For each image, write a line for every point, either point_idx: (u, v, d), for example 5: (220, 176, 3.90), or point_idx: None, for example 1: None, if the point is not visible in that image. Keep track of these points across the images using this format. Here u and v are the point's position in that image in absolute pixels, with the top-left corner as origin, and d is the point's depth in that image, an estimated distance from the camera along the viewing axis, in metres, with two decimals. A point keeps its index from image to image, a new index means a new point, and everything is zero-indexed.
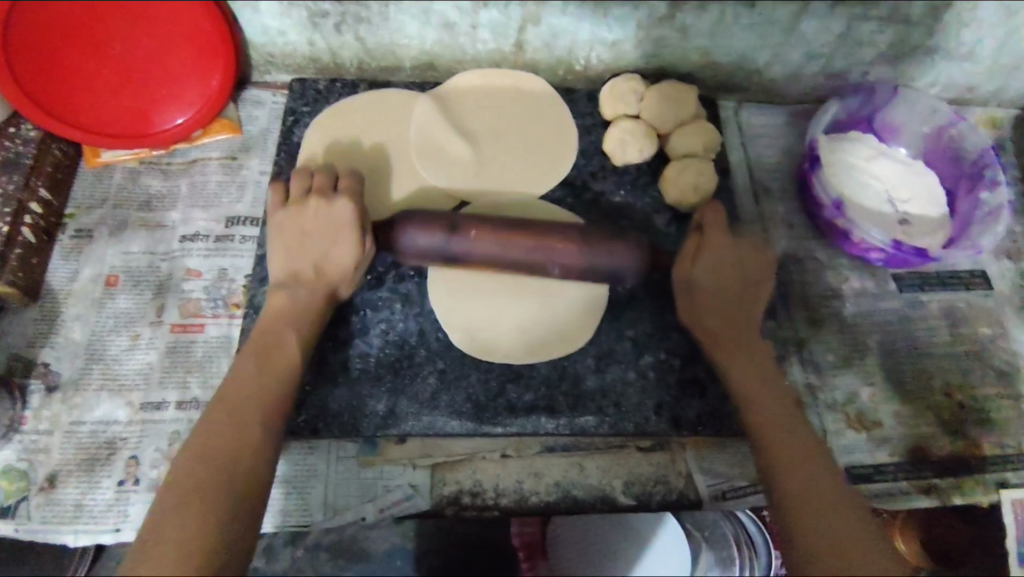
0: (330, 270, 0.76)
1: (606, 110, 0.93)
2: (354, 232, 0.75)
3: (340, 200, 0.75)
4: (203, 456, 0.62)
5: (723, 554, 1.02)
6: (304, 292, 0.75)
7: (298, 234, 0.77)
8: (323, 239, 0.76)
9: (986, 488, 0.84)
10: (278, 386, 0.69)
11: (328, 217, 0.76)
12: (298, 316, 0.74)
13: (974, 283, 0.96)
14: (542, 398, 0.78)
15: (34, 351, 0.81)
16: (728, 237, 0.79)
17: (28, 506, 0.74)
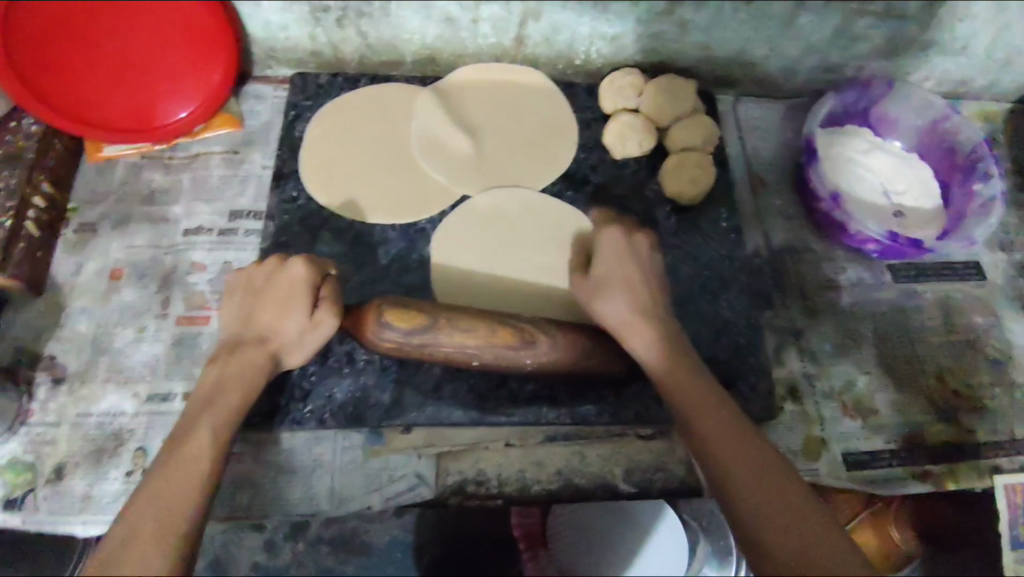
0: (274, 337, 0.72)
1: (606, 104, 0.94)
2: (307, 299, 0.72)
3: (295, 263, 0.73)
4: (140, 502, 0.61)
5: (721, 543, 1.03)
6: (242, 359, 0.71)
7: (250, 296, 0.74)
8: (274, 309, 0.72)
9: (980, 473, 0.86)
10: (224, 420, 0.67)
11: (280, 283, 0.73)
12: (230, 392, 0.69)
13: (967, 273, 0.97)
14: (545, 387, 0.80)
15: (40, 344, 0.81)
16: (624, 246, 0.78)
17: (36, 498, 0.75)
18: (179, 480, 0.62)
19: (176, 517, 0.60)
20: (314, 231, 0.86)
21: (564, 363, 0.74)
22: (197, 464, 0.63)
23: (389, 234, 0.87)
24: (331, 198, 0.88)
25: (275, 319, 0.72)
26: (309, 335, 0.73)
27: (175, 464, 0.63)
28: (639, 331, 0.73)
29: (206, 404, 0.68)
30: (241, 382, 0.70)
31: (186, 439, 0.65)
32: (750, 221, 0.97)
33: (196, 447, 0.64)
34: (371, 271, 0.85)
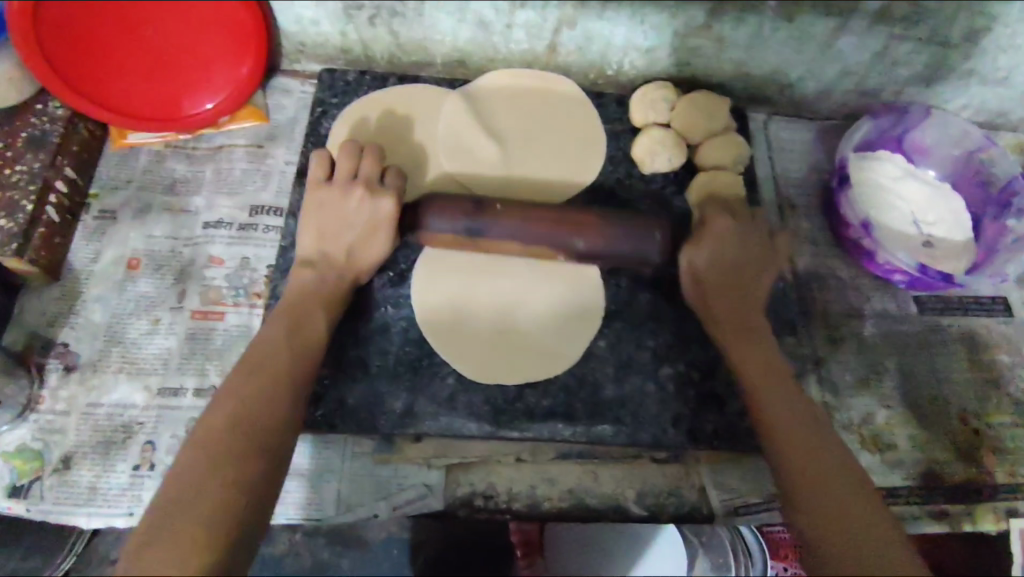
0: (360, 257, 0.77)
1: (636, 116, 0.93)
2: (391, 229, 0.77)
3: (385, 199, 0.77)
4: (216, 421, 0.62)
5: (719, 561, 1.02)
6: (333, 274, 0.76)
7: (328, 217, 0.78)
8: (356, 233, 0.77)
9: (996, 516, 0.84)
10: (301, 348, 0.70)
11: (365, 207, 0.77)
12: (323, 298, 0.75)
13: (994, 309, 0.95)
14: (560, 404, 0.78)
15: (54, 331, 0.81)
16: (729, 220, 0.83)
17: (41, 487, 0.74)
18: (243, 434, 0.61)
19: (273, 426, 0.63)
20: None
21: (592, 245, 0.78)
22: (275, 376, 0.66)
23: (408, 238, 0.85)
24: None
25: (364, 243, 0.77)
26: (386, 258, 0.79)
27: (258, 378, 0.66)
28: (723, 240, 0.82)
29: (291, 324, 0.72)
30: (320, 301, 0.75)
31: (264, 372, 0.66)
32: None
33: (277, 361, 0.68)
34: (390, 275, 0.82)
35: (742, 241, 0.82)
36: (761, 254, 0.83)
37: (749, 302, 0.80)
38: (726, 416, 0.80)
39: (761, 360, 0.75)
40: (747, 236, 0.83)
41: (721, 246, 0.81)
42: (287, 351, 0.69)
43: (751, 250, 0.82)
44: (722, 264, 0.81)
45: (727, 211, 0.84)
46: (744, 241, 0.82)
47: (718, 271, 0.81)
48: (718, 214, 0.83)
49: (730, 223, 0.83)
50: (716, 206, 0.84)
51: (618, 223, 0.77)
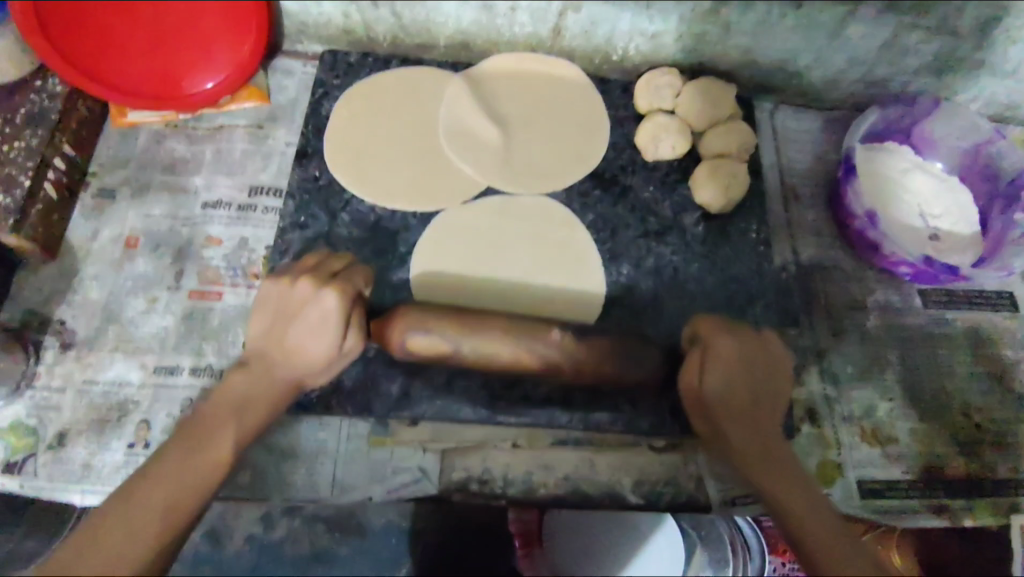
0: (302, 361, 0.66)
1: (641, 103, 0.92)
2: (340, 331, 0.65)
3: (328, 292, 0.65)
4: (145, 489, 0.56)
5: (717, 555, 1.04)
6: (272, 379, 0.65)
7: (277, 315, 0.66)
8: (300, 332, 0.65)
9: (995, 510, 0.83)
10: (232, 435, 0.61)
11: (311, 307, 0.65)
12: (257, 406, 0.64)
13: (1000, 304, 0.94)
14: (558, 390, 0.78)
15: (51, 308, 0.80)
16: (735, 339, 0.69)
17: (35, 464, 0.73)
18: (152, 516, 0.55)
19: (177, 516, 0.56)
20: (334, 213, 0.84)
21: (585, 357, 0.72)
22: (198, 454, 0.59)
23: (408, 221, 0.85)
24: (351, 178, 0.86)
25: (305, 342, 0.65)
26: (337, 362, 0.67)
27: (173, 467, 0.58)
28: (730, 359, 0.68)
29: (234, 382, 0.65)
30: (236, 416, 0.63)
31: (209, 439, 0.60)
32: (779, 235, 0.94)
33: (203, 436, 0.60)
34: (390, 260, 0.82)
35: (756, 353, 0.69)
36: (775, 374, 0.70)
37: (762, 421, 0.68)
38: None
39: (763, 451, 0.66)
40: (753, 354, 0.70)
41: (729, 372, 0.68)
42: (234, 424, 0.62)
43: (760, 367, 0.70)
44: (731, 393, 0.68)
45: (728, 325, 0.70)
46: (750, 357, 0.70)
47: (730, 394, 0.68)
48: (721, 334, 0.70)
49: (736, 337, 0.69)
50: (716, 324, 0.71)
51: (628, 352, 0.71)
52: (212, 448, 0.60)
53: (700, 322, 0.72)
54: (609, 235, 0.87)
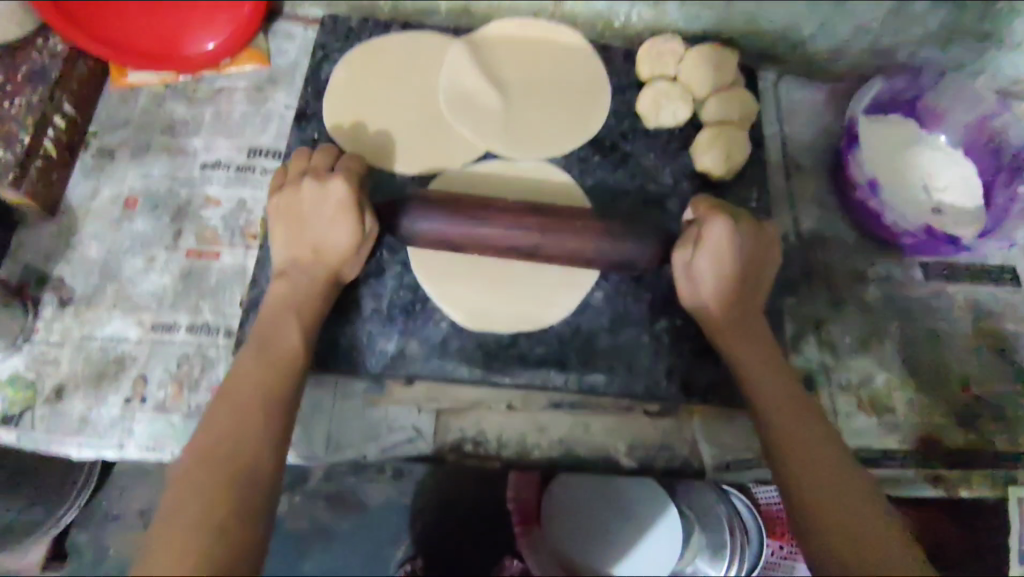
0: (331, 251, 0.73)
1: (643, 70, 0.91)
2: (354, 211, 0.72)
3: (335, 181, 0.72)
4: (189, 475, 0.56)
5: (716, 538, 1.05)
6: (305, 274, 0.72)
7: (291, 219, 0.74)
8: (322, 222, 0.73)
9: (994, 483, 0.82)
10: (277, 386, 0.63)
11: (321, 201, 0.73)
12: (295, 304, 0.70)
13: (1002, 278, 0.93)
14: (553, 352, 0.78)
15: (50, 265, 0.81)
16: (728, 220, 0.73)
17: (33, 416, 0.74)
18: (202, 482, 0.55)
19: (254, 457, 0.57)
20: None
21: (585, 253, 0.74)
22: (251, 403, 0.61)
23: (406, 183, 0.84)
24: (350, 140, 0.85)
25: (327, 235, 0.73)
26: (363, 241, 0.75)
27: (225, 433, 0.58)
28: (719, 237, 0.73)
29: (261, 341, 0.67)
30: (293, 312, 0.70)
31: (232, 399, 0.61)
32: (780, 205, 0.94)
33: (246, 389, 0.62)
34: None
35: (744, 243, 0.74)
36: (755, 265, 0.76)
37: (755, 328, 0.74)
38: (721, 370, 0.79)
39: (746, 356, 0.72)
40: (744, 241, 0.74)
41: (719, 255, 0.74)
42: (254, 384, 0.62)
43: (747, 249, 0.75)
44: (720, 273, 0.74)
45: (722, 211, 0.75)
46: (741, 243, 0.74)
47: (722, 290, 0.74)
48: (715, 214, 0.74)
49: (729, 225, 0.73)
50: (709, 206, 0.77)
51: (607, 234, 0.74)
52: (261, 397, 0.62)
53: (695, 205, 0.79)
54: (608, 200, 0.86)
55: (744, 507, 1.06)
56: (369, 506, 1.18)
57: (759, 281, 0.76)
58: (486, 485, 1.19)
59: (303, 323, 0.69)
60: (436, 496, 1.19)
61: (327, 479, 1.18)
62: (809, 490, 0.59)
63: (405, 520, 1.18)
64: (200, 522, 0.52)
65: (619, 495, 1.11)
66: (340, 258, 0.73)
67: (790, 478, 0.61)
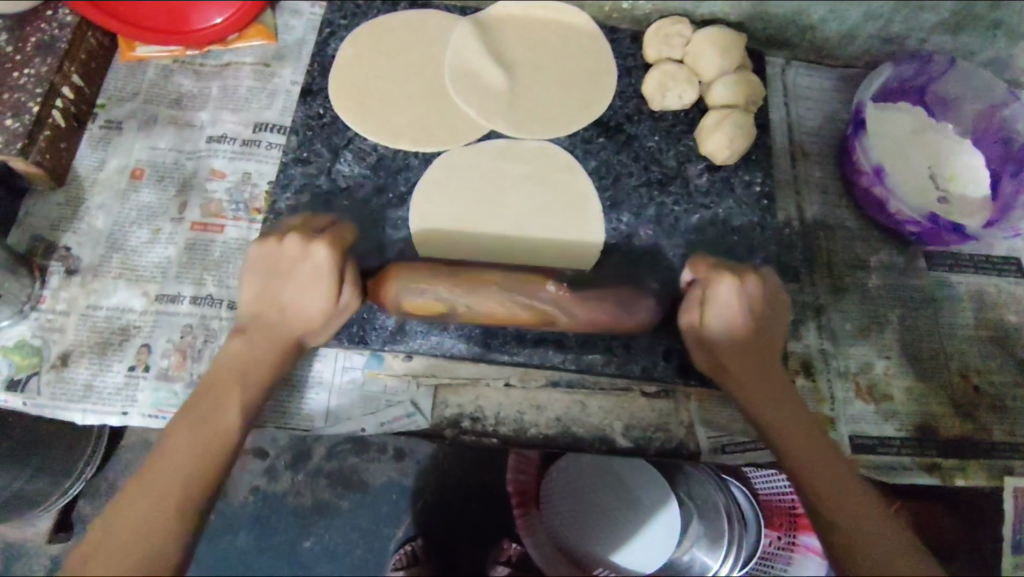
0: (298, 318, 0.70)
1: (650, 52, 0.91)
2: (332, 283, 0.70)
3: (318, 248, 0.70)
4: (95, 548, 0.55)
5: (713, 525, 1.04)
6: (269, 338, 0.70)
7: (268, 274, 0.71)
8: (295, 289, 0.70)
9: (988, 472, 0.83)
10: (207, 456, 0.61)
11: (301, 265, 0.70)
12: (253, 370, 0.68)
13: (1006, 268, 0.93)
14: (552, 331, 0.78)
15: (57, 234, 0.82)
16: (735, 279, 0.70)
17: (39, 382, 0.75)
18: (109, 564, 0.54)
19: (151, 576, 0.54)
20: (337, 151, 0.84)
21: (592, 322, 0.72)
22: (167, 505, 0.58)
23: (410, 161, 0.85)
24: (355, 117, 0.86)
25: (301, 301, 0.70)
26: (334, 318, 0.72)
27: (138, 509, 0.57)
28: (727, 288, 0.70)
29: (200, 420, 0.64)
30: (242, 382, 0.67)
31: (159, 470, 0.60)
32: (785, 190, 0.94)
33: (165, 482, 0.59)
34: (389, 198, 0.83)
35: (754, 292, 0.71)
36: (769, 311, 0.71)
37: (770, 372, 0.70)
38: None
39: (763, 398, 0.68)
40: (752, 300, 0.71)
41: (726, 312, 0.71)
42: (189, 454, 0.61)
43: (756, 306, 0.71)
44: (728, 332, 0.71)
45: (726, 268, 0.72)
46: (752, 302, 0.70)
47: (730, 336, 0.70)
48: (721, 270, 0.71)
49: (736, 284, 0.70)
50: (711, 264, 0.72)
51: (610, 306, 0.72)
52: (176, 498, 0.58)
53: (694, 266, 0.74)
54: (611, 182, 0.86)
55: (745, 498, 1.04)
56: (369, 485, 1.17)
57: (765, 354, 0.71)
58: (485, 467, 1.18)
59: (247, 397, 0.67)
60: (436, 478, 1.18)
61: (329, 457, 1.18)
62: (840, 522, 0.58)
63: (405, 501, 1.18)
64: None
65: (620, 481, 1.08)
66: (307, 327, 0.71)
67: (824, 507, 0.59)
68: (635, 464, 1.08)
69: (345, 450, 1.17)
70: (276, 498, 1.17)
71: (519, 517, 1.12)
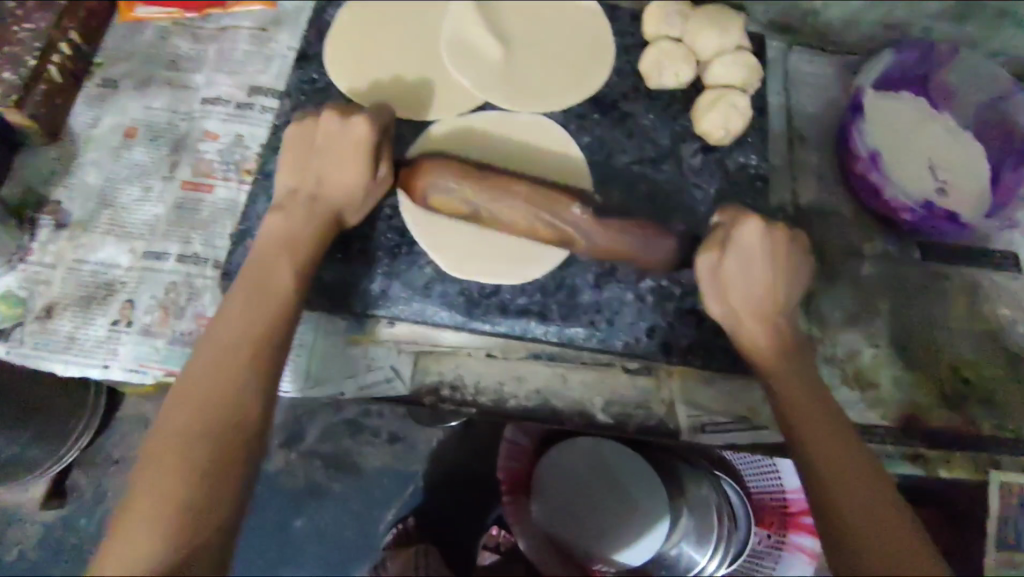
0: (332, 188, 0.71)
1: (649, 30, 0.90)
2: (368, 156, 0.72)
3: (358, 120, 0.72)
4: (179, 406, 0.55)
5: (703, 520, 1.00)
6: (308, 207, 0.70)
7: (306, 147, 0.73)
8: (333, 159, 0.72)
9: (976, 467, 0.81)
10: (267, 308, 0.62)
11: (341, 134, 0.72)
12: (293, 237, 0.68)
13: (1003, 263, 0.91)
14: (535, 303, 0.77)
15: (48, 189, 0.82)
16: (762, 225, 0.70)
17: (23, 331, 0.76)
18: (196, 417, 0.54)
19: (243, 410, 0.55)
20: None
21: (593, 231, 0.74)
22: (241, 355, 0.58)
23: (402, 129, 0.84)
24: (349, 84, 0.86)
25: (337, 170, 0.71)
26: (370, 191, 0.74)
27: (208, 366, 0.57)
28: (742, 239, 0.70)
29: (254, 284, 0.64)
30: (287, 251, 0.67)
31: (223, 331, 0.60)
32: (780, 176, 0.93)
33: (231, 336, 0.59)
34: None
35: (773, 248, 0.70)
36: (788, 268, 0.71)
37: (788, 331, 0.69)
38: (704, 330, 0.78)
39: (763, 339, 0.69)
40: (776, 247, 0.71)
41: (746, 262, 0.70)
42: (245, 314, 0.61)
43: (781, 254, 0.71)
44: (748, 283, 0.70)
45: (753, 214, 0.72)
46: (773, 251, 0.70)
47: (751, 291, 0.70)
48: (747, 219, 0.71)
49: (761, 229, 0.70)
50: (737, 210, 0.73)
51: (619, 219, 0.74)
52: (251, 350, 0.58)
53: (724, 210, 0.74)
54: (603, 158, 0.86)
55: (736, 495, 1.03)
56: (361, 467, 1.17)
57: (784, 302, 0.70)
58: (482, 455, 1.20)
59: (297, 263, 0.67)
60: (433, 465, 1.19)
61: (323, 438, 1.18)
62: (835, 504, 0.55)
63: (394, 484, 1.18)
64: (167, 499, 0.50)
65: (609, 471, 1.05)
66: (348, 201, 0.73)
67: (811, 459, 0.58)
68: (634, 459, 1.05)
69: (339, 432, 1.18)
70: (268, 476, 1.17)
71: (511, 504, 1.10)
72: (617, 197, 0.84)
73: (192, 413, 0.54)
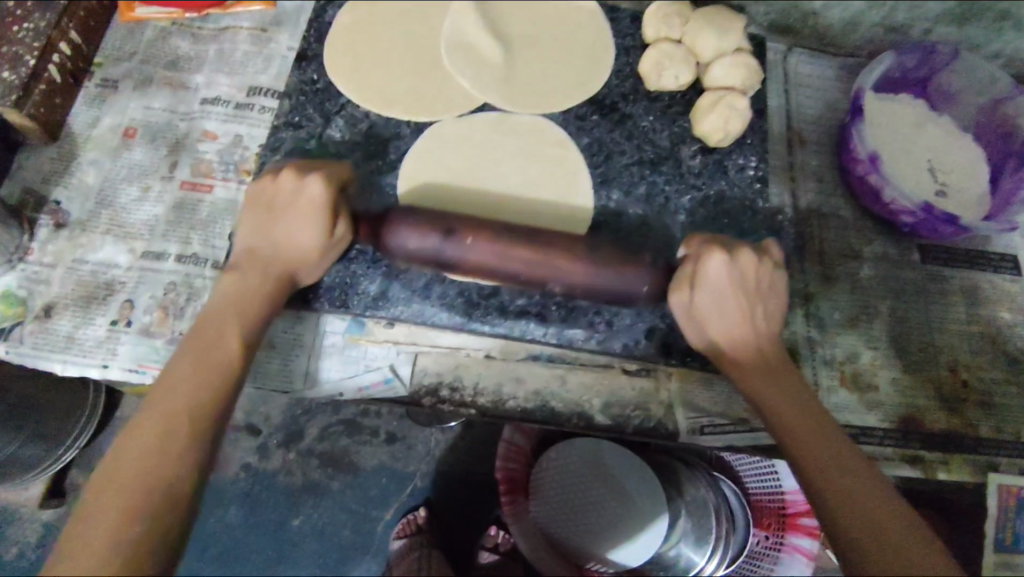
0: (291, 250, 0.69)
1: (649, 32, 0.90)
2: (326, 218, 0.69)
3: (313, 180, 0.68)
4: (120, 465, 0.53)
5: (699, 521, 1.01)
6: (263, 272, 0.68)
7: (261, 209, 0.70)
8: (289, 222, 0.68)
9: (974, 468, 0.81)
10: (212, 367, 0.60)
11: (295, 197, 0.68)
12: (246, 301, 0.66)
13: (1002, 265, 0.91)
14: (534, 304, 0.78)
15: (47, 188, 0.82)
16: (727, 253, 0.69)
17: (22, 331, 0.76)
18: (131, 481, 0.52)
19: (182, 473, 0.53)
20: (330, 117, 0.84)
21: (573, 279, 0.68)
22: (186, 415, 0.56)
23: (402, 130, 0.84)
24: (349, 85, 0.86)
25: (294, 234, 0.69)
26: (329, 249, 0.72)
27: (149, 428, 0.55)
28: (710, 270, 0.69)
29: (202, 343, 0.62)
30: (238, 313, 0.65)
31: (169, 390, 0.58)
32: (780, 177, 0.93)
33: (175, 395, 0.57)
34: (379, 164, 0.83)
35: (744, 274, 0.69)
36: (757, 292, 0.70)
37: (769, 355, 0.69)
38: None
39: (751, 360, 0.69)
40: (744, 275, 0.69)
41: (717, 293, 0.69)
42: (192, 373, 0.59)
43: (752, 280, 0.70)
44: (721, 314, 0.69)
45: (718, 245, 0.70)
46: (743, 274, 0.69)
47: (724, 317, 0.69)
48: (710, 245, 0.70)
49: (725, 260, 0.68)
50: (703, 241, 0.71)
51: (606, 261, 0.68)
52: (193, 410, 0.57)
53: (689, 244, 0.73)
54: (602, 159, 0.86)
55: (736, 498, 1.04)
56: (359, 467, 1.18)
57: (758, 326, 0.70)
58: (482, 457, 1.20)
59: (247, 324, 0.65)
60: (431, 464, 1.19)
61: (322, 438, 1.18)
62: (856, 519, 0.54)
63: (393, 483, 1.18)
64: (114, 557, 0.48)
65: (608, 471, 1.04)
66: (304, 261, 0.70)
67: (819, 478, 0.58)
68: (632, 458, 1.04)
69: (338, 433, 1.18)
70: (267, 476, 1.17)
71: (507, 504, 1.13)
72: (616, 199, 0.84)
73: (130, 474, 0.52)
